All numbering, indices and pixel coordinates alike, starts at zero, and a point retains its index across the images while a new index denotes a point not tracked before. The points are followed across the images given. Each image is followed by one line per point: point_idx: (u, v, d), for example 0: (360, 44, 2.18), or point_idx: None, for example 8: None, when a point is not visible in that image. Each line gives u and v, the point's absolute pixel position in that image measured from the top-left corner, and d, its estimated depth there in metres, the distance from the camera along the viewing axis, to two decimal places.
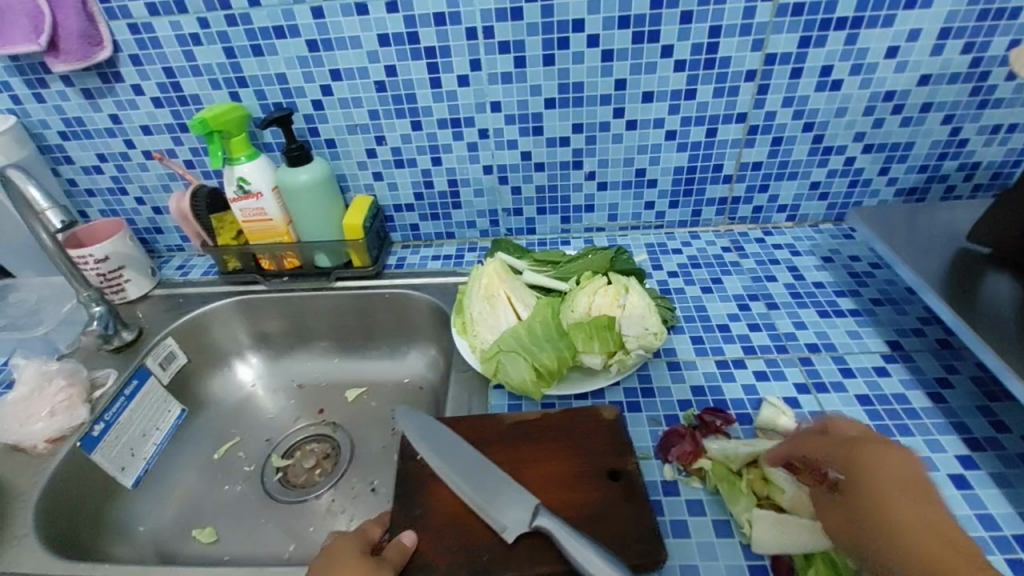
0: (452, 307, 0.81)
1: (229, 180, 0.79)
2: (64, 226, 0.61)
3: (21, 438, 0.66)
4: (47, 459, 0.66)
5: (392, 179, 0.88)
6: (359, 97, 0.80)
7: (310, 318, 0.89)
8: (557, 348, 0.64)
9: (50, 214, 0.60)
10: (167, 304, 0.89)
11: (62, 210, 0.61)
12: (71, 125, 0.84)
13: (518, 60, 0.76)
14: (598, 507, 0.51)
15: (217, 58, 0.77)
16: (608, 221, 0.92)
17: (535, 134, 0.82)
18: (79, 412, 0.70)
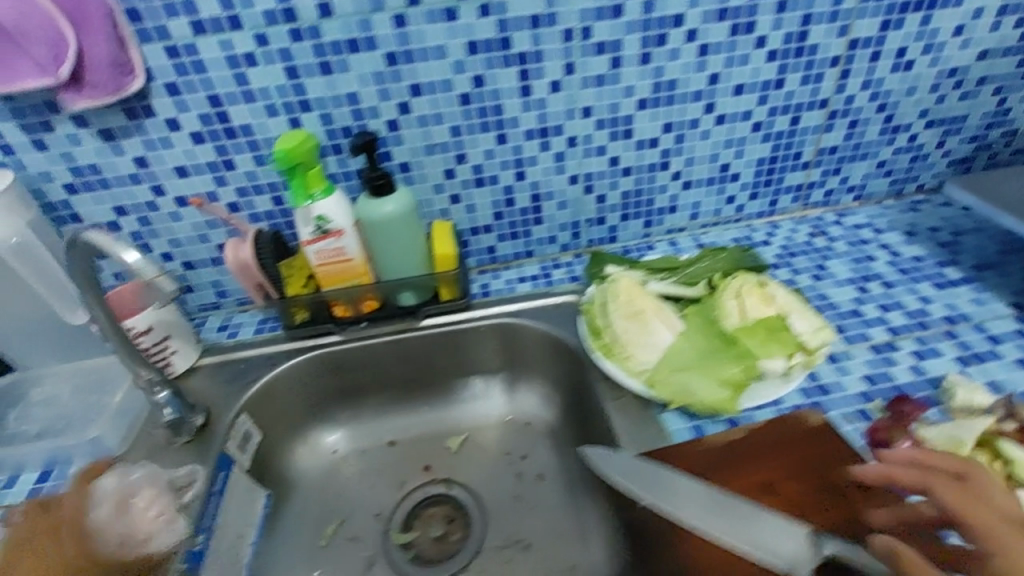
0: (570, 330, 0.74)
1: (306, 220, 0.67)
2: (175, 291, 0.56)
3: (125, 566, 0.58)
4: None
5: (471, 201, 0.80)
6: (440, 113, 0.71)
7: (394, 365, 0.80)
8: (737, 358, 0.61)
9: (160, 281, 0.54)
10: (227, 374, 0.76)
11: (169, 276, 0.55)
12: (83, 174, 0.69)
13: (614, 61, 0.70)
14: (838, 523, 0.50)
15: (275, 80, 0.65)
16: (689, 220, 0.89)
17: (625, 137, 0.77)
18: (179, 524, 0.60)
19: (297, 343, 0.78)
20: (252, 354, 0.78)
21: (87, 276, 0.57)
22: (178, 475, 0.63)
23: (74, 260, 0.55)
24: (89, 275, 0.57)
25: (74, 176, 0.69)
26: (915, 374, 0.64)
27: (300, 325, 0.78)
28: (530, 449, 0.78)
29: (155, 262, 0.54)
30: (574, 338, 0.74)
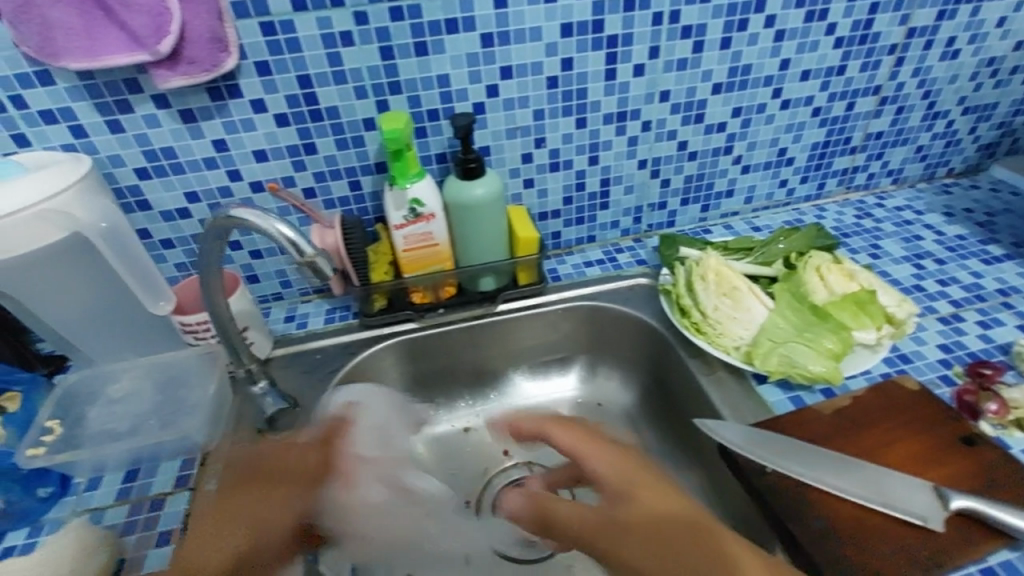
0: (651, 311, 0.76)
1: (399, 203, 0.66)
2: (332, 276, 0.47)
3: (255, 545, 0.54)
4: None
5: (543, 185, 0.80)
6: (527, 96, 0.71)
7: (468, 351, 0.79)
8: (833, 329, 0.63)
9: (321, 263, 0.46)
10: (304, 363, 0.73)
11: (329, 256, 0.46)
12: (156, 158, 0.66)
13: (697, 45, 0.72)
14: (952, 476, 0.52)
15: (370, 60, 0.64)
16: (744, 204, 0.92)
17: (697, 122, 0.79)
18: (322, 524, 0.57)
19: (373, 332, 0.76)
20: (326, 343, 0.75)
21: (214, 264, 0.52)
22: None
23: (210, 243, 0.50)
24: (216, 262, 0.52)
25: (146, 160, 0.66)
26: (985, 342, 0.68)
27: (378, 313, 0.76)
28: (606, 429, 0.78)
29: (308, 239, 0.46)
30: (656, 318, 0.75)
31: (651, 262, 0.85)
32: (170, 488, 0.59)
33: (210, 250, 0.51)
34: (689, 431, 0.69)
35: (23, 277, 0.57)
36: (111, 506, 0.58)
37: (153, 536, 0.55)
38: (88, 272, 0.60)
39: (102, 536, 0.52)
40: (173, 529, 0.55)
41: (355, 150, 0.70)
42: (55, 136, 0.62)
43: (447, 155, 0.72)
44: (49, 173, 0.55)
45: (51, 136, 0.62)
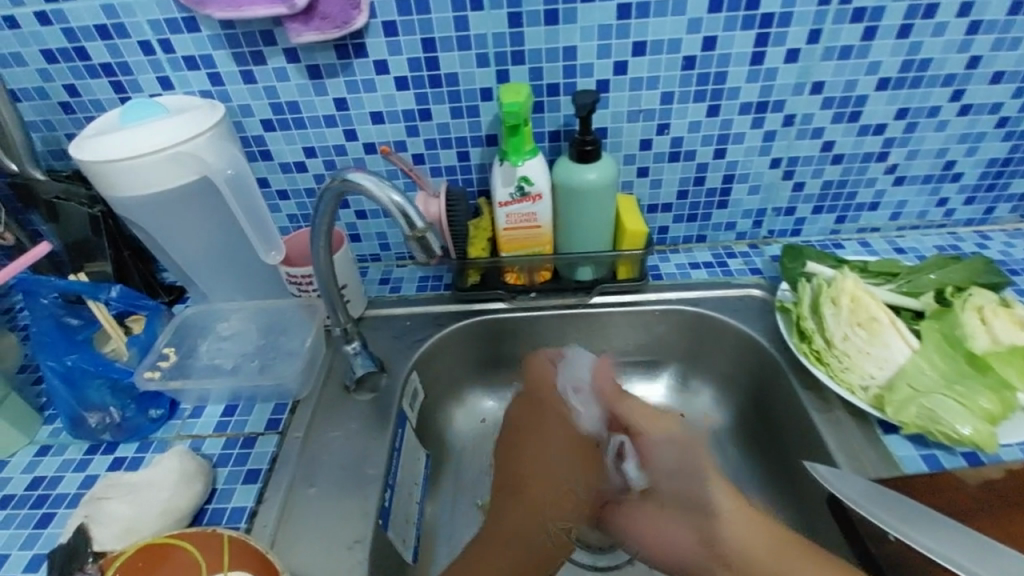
0: (761, 329, 0.69)
1: (508, 179, 0.63)
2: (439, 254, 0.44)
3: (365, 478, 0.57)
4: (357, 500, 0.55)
5: (658, 176, 0.74)
6: (656, 77, 0.65)
7: (554, 339, 0.76)
8: (992, 386, 0.53)
9: (428, 239, 0.43)
10: (394, 328, 0.74)
11: (436, 231, 0.43)
12: (281, 111, 0.68)
13: (868, 32, 0.62)
14: None
15: (496, 27, 0.61)
16: (888, 220, 0.80)
17: (850, 121, 0.69)
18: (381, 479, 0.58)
19: (465, 307, 0.75)
20: (417, 311, 0.75)
21: (323, 231, 0.52)
22: (357, 425, 0.62)
23: (324, 210, 0.50)
24: (326, 229, 0.52)
25: (272, 113, 0.68)
26: None
27: (471, 288, 0.75)
28: None
29: (417, 213, 0.43)
30: (766, 337, 0.68)
31: (767, 273, 0.76)
32: (262, 430, 0.62)
33: (325, 216, 0.51)
34: (794, 469, 0.62)
35: (158, 212, 0.61)
36: (210, 436, 0.62)
37: (242, 473, 0.58)
38: (211, 215, 0.63)
39: (195, 461, 0.54)
40: (261, 469, 0.58)
41: (468, 120, 0.68)
42: (194, 82, 0.65)
43: (562, 133, 0.68)
44: (176, 121, 0.57)
45: (191, 82, 0.65)
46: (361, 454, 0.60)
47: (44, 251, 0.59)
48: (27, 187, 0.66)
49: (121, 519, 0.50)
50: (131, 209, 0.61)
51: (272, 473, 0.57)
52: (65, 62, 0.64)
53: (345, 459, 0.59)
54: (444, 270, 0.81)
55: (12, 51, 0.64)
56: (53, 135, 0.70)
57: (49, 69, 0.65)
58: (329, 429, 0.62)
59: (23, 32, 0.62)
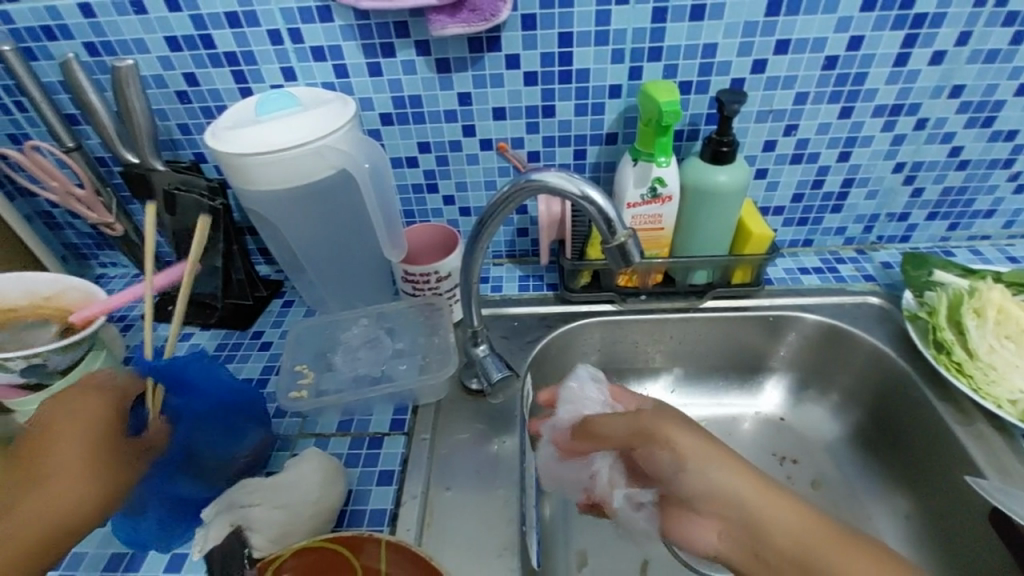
0: (885, 339, 0.67)
1: (642, 180, 0.62)
2: (637, 257, 0.46)
3: (500, 481, 0.57)
4: (499, 502, 0.55)
5: (776, 177, 0.72)
6: (794, 76, 0.63)
7: (660, 343, 0.75)
8: None
9: (632, 243, 0.45)
10: (502, 328, 0.72)
11: (637, 236, 0.46)
12: (402, 105, 0.66)
13: (1017, 35, 0.61)
14: None
15: (638, 22, 0.60)
16: (1000, 228, 0.78)
17: (982, 125, 0.68)
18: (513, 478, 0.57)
19: (573, 308, 0.73)
20: (524, 311, 0.74)
21: (489, 235, 0.51)
22: (481, 427, 0.61)
23: (492, 219, 0.50)
24: (490, 233, 0.52)
25: (393, 106, 0.66)
26: None
27: (580, 290, 0.73)
28: (802, 455, 0.71)
29: (621, 219, 0.45)
30: (890, 345, 0.67)
31: (882, 280, 0.74)
32: (387, 430, 0.60)
33: (490, 224, 0.51)
34: (936, 484, 0.60)
35: (289, 206, 0.60)
36: (333, 435, 0.60)
37: (375, 474, 0.56)
38: (334, 211, 0.62)
39: (333, 463, 0.53)
40: (394, 470, 0.57)
41: (591, 117, 0.67)
42: (319, 73, 0.64)
43: (685, 133, 0.67)
44: (320, 117, 0.56)
45: (315, 73, 0.64)
46: (491, 457, 0.59)
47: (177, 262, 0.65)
48: (146, 177, 0.66)
49: (272, 522, 0.49)
50: (261, 204, 0.59)
51: (406, 474, 0.56)
52: (189, 51, 0.63)
53: (477, 462, 0.58)
54: (545, 270, 0.79)
55: (135, 38, 0.63)
56: (164, 124, 0.69)
57: (171, 57, 0.64)
58: (454, 431, 0.61)
59: (150, 18, 0.61)
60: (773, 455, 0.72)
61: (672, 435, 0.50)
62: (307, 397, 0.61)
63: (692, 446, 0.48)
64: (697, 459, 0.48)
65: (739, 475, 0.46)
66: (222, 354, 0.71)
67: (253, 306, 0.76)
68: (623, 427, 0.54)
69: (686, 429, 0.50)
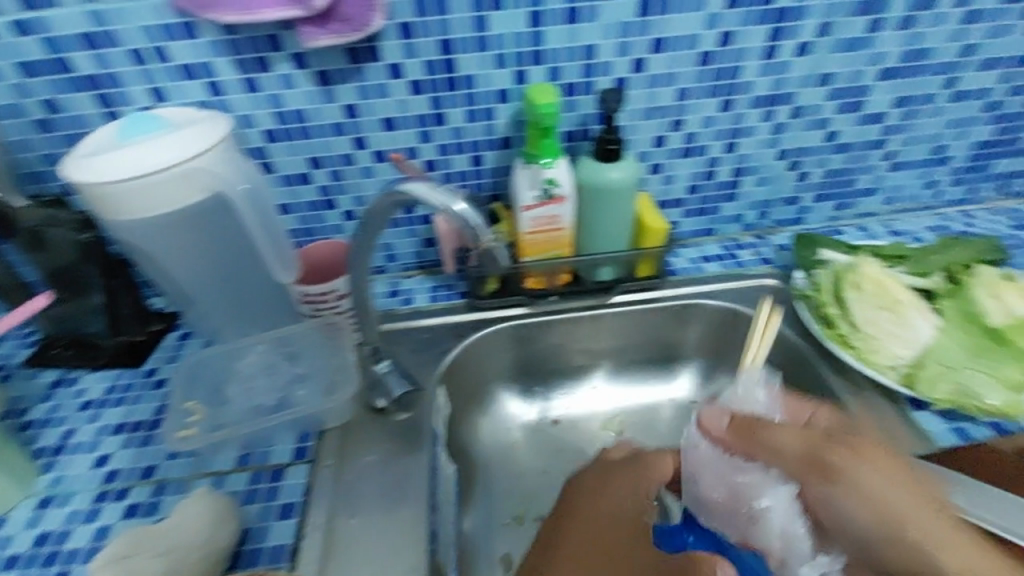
0: (782, 319, 0.70)
1: (534, 182, 0.62)
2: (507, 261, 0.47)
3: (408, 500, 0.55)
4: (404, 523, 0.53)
5: (671, 171, 0.74)
6: (674, 73, 0.65)
7: (573, 343, 0.75)
8: (1014, 358, 0.56)
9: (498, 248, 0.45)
10: (413, 342, 0.71)
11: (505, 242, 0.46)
12: (286, 121, 0.64)
13: (873, 24, 0.64)
14: None
15: (516, 27, 0.60)
16: (883, 205, 0.82)
17: (853, 111, 0.71)
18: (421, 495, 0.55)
19: (483, 314, 0.73)
20: (434, 322, 0.72)
21: (370, 250, 0.50)
22: (388, 446, 0.59)
23: (367, 228, 0.48)
24: (370, 245, 0.50)
25: (276, 122, 0.64)
26: None
27: (488, 296, 0.73)
28: None
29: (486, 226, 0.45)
30: (786, 325, 0.69)
31: (778, 262, 0.77)
32: (290, 460, 0.58)
33: (366, 235, 0.49)
34: None
35: (165, 233, 0.56)
36: (232, 472, 0.57)
37: (275, 508, 0.54)
38: (214, 236, 0.59)
39: (223, 502, 0.51)
40: (296, 501, 0.54)
41: (483, 123, 0.66)
42: (191, 92, 0.61)
43: (577, 133, 0.67)
44: (184, 136, 0.52)
45: (187, 92, 0.61)
46: (401, 478, 0.57)
47: (44, 302, 0.61)
48: (7, 215, 0.61)
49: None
50: (134, 232, 0.56)
51: (308, 504, 0.54)
52: (43, 76, 0.59)
53: (382, 484, 0.56)
54: (456, 278, 0.78)
55: None
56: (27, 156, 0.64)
57: (25, 84, 0.59)
58: (361, 454, 0.59)
59: None
60: None
61: (876, 477, 0.41)
62: (200, 434, 0.58)
63: (874, 476, 0.41)
64: (896, 516, 0.41)
65: (935, 514, 0.41)
66: (112, 397, 0.66)
67: (146, 342, 0.71)
68: (800, 444, 0.43)
69: (886, 465, 0.41)
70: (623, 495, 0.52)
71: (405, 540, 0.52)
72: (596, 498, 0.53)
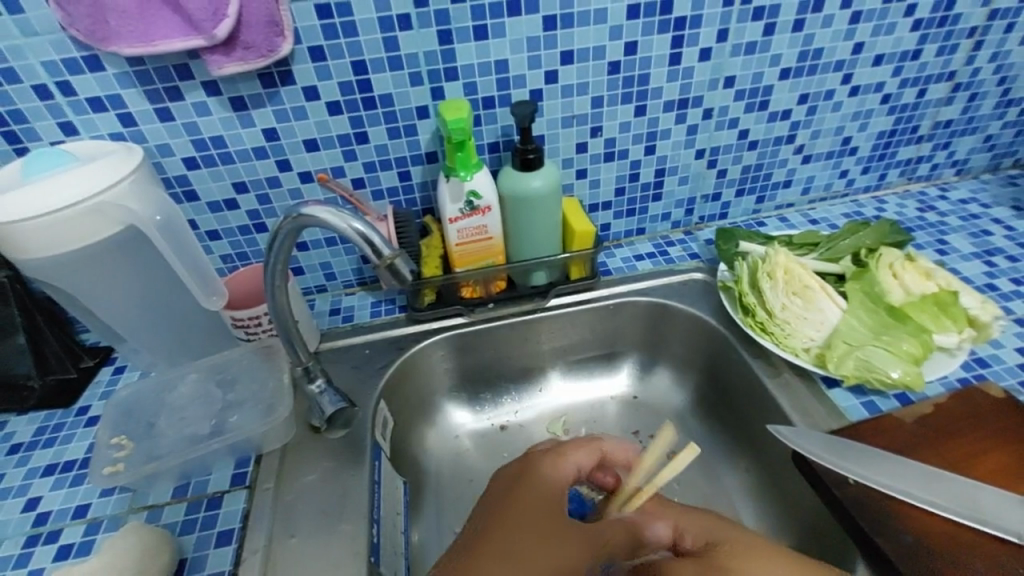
0: (708, 310, 0.73)
1: (456, 195, 0.64)
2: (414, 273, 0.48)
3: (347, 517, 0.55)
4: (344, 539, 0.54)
5: (596, 176, 0.76)
6: (586, 83, 0.68)
7: (514, 348, 0.77)
8: (911, 332, 0.59)
9: (402, 261, 0.46)
10: (353, 359, 0.71)
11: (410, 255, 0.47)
12: (206, 148, 0.64)
13: (768, 28, 0.68)
14: None
15: (427, 46, 0.61)
16: (800, 195, 0.87)
17: (760, 109, 0.75)
18: (360, 510, 0.56)
19: (422, 326, 0.74)
20: (374, 337, 0.73)
21: (283, 273, 0.52)
22: (326, 465, 0.60)
23: (280, 248, 0.50)
24: (284, 268, 0.52)
25: (195, 150, 0.64)
26: None
27: (427, 308, 0.74)
28: (658, 429, 0.76)
29: (389, 240, 0.46)
30: (713, 316, 0.72)
31: (705, 256, 0.81)
32: (227, 487, 0.58)
33: (281, 255, 0.50)
34: (763, 432, 0.66)
35: (78, 269, 0.56)
36: (168, 504, 0.57)
37: (212, 536, 0.54)
38: (134, 268, 0.59)
39: (155, 534, 0.50)
40: (234, 528, 0.54)
41: (406, 139, 0.68)
42: (103, 125, 0.60)
43: (500, 144, 0.70)
44: (85, 171, 0.52)
45: (99, 125, 0.60)
46: (340, 495, 0.57)
47: None
48: None
49: None
50: (45, 271, 0.55)
51: (246, 531, 0.54)
52: None
53: (321, 503, 0.57)
54: (396, 292, 0.79)
55: None
56: None
57: None
58: (300, 474, 0.59)
59: None
60: (632, 434, 0.76)
61: None
62: (129, 468, 0.57)
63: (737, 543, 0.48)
64: None
65: None
66: (42, 438, 0.65)
67: (78, 379, 0.70)
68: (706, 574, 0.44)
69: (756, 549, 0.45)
70: (539, 489, 0.51)
71: (344, 555, 0.53)
72: (512, 499, 0.51)
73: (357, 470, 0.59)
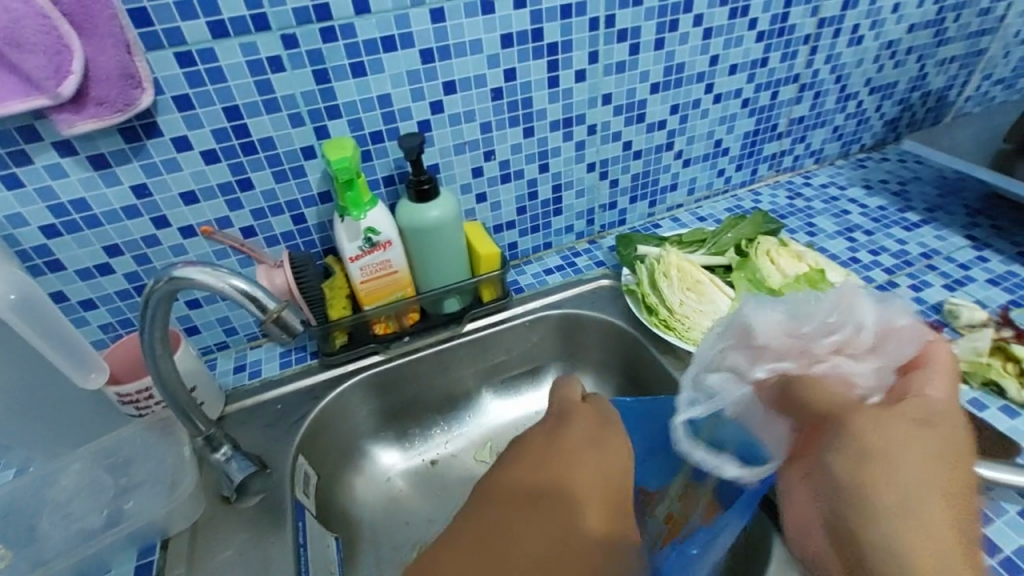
0: (619, 314, 0.76)
1: (353, 234, 0.63)
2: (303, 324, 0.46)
3: None
4: None
5: (496, 198, 0.78)
6: (472, 110, 0.69)
7: (438, 376, 0.76)
8: None
9: (290, 314, 0.44)
10: (266, 415, 0.67)
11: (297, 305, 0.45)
12: (67, 212, 0.58)
13: (633, 48, 0.73)
14: None
15: (305, 86, 0.60)
16: (687, 196, 0.93)
17: (638, 122, 0.80)
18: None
19: (336, 371, 0.71)
20: (286, 390, 0.69)
21: (162, 338, 0.48)
22: (242, 535, 0.55)
23: (157, 313, 0.46)
24: (165, 332, 0.48)
25: (55, 216, 0.58)
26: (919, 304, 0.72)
27: (339, 351, 0.71)
28: None
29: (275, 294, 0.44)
30: (622, 317, 0.76)
31: (609, 263, 0.85)
32: None
33: (159, 319, 0.47)
34: None
35: None
36: None
37: None
38: None
39: None
40: None
41: (295, 181, 0.66)
42: None
43: (395, 176, 0.70)
44: None
45: None
46: (260, 568, 0.53)
47: None
48: None
49: None
50: None
51: None
52: None
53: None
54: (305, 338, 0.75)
55: None
56: None
57: None
58: (215, 551, 0.54)
59: None
60: None
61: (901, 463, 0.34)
62: None
63: (908, 459, 0.34)
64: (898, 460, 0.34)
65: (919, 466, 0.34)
66: None
67: None
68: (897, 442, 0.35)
69: (900, 418, 0.36)
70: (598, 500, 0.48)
71: None
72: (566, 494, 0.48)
73: (278, 535, 0.55)
